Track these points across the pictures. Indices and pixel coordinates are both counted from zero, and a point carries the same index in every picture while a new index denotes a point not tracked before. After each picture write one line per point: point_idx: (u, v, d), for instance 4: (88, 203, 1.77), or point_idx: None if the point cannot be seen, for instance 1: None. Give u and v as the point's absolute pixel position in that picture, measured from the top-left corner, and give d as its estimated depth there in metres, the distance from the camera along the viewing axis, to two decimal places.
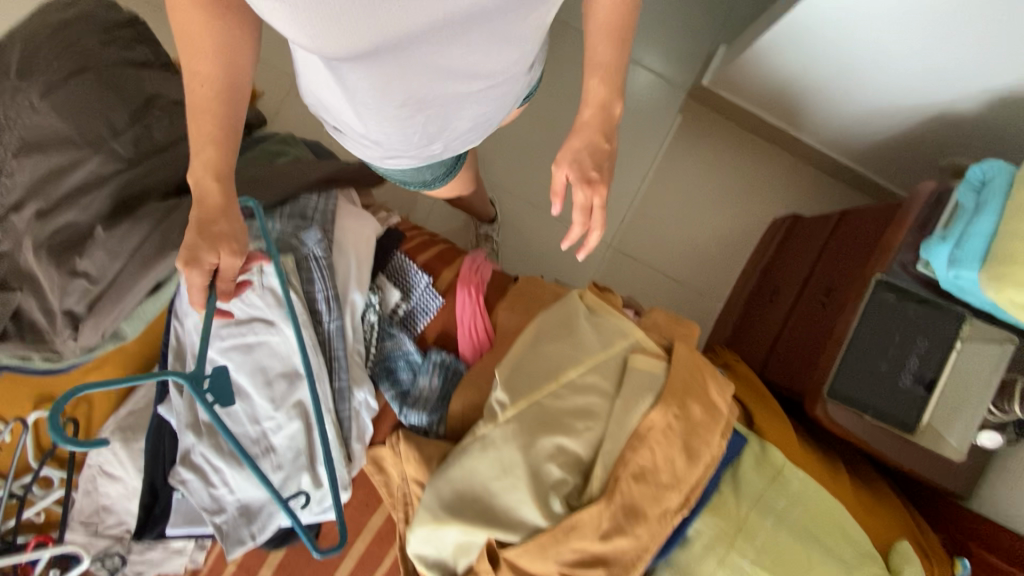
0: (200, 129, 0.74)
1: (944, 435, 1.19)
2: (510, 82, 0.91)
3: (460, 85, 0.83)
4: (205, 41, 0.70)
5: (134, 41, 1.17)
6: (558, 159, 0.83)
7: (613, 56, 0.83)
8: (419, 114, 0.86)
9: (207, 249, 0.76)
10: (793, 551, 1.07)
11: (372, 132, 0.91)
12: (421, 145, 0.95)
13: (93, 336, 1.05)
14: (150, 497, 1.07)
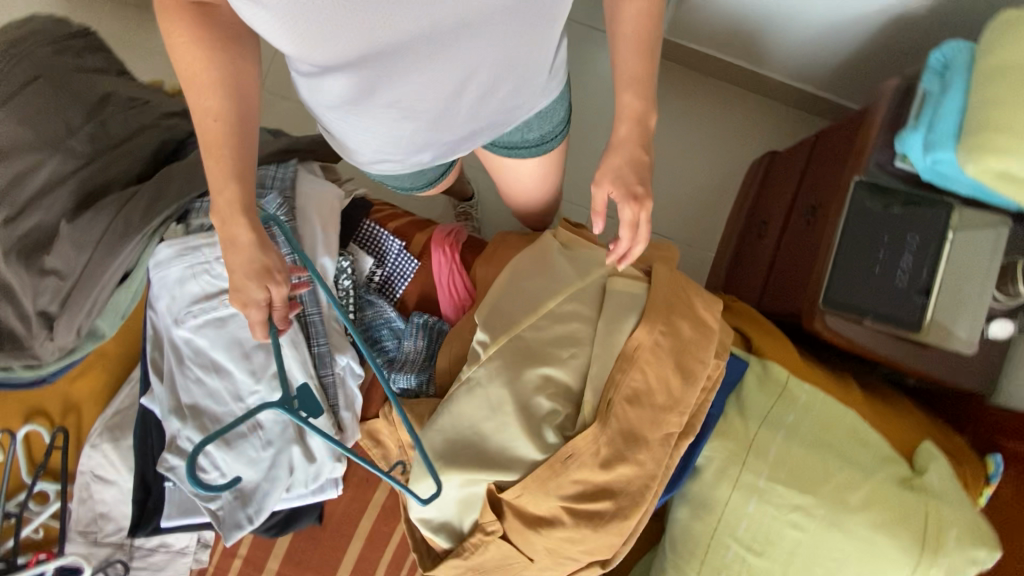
0: (218, 167, 0.68)
1: (951, 329, 1.15)
2: (520, 99, 0.85)
3: (455, 90, 0.77)
4: (208, 75, 0.64)
5: (85, 50, 1.19)
6: (598, 177, 0.75)
7: (642, 66, 0.73)
8: (407, 117, 0.80)
9: (255, 284, 0.72)
10: (808, 463, 0.99)
11: (361, 135, 0.85)
12: (410, 151, 0.88)
13: (69, 335, 1.05)
14: (142, 492, 1.04)
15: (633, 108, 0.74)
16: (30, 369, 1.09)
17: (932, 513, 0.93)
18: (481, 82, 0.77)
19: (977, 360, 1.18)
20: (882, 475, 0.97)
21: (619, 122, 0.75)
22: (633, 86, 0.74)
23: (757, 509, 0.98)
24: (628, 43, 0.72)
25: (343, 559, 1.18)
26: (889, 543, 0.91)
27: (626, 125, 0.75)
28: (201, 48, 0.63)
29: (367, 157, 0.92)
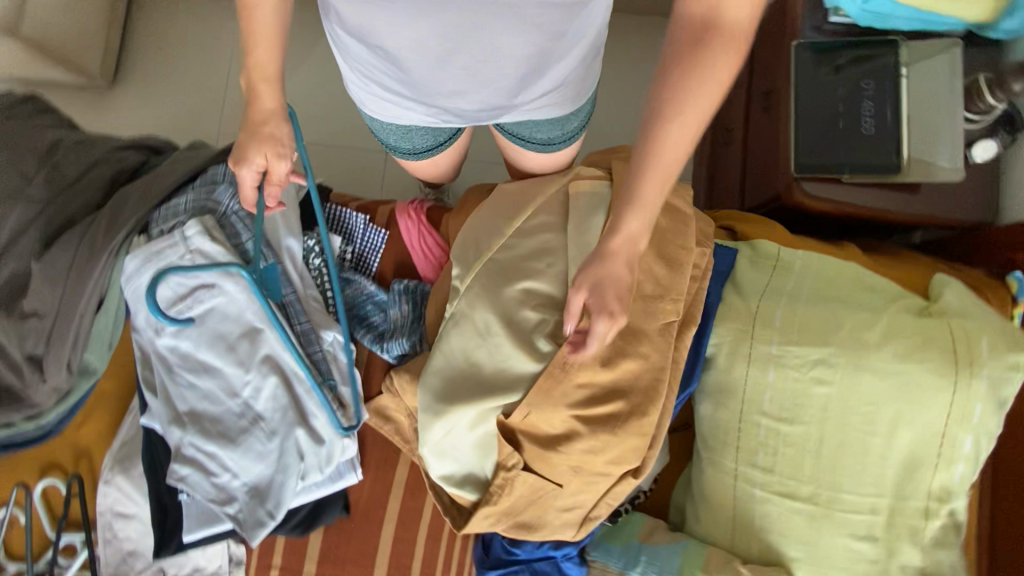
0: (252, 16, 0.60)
1: (931, 161, 1.11)
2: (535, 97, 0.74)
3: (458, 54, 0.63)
4: None
5: (35, 111, 1.24)
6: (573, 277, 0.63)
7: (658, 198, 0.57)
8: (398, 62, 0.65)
9: (254, 148, 0.67)
10: (820, 317, 0.94)
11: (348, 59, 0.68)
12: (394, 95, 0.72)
13: (60, 373, 1.06)
14: (161, 513, 1.03)
15: (644, 169, 0.55)
16: (31, 419, 1.10)
17: (959, 330, 0.87)
18: (494, 63, 0.65)
19: (965, 187, 1.16)
20: (895, 308, 0.93)
21: (635, 181, 0.56)
22: (656, 203, 0.57)
23: (778, 376, 0.93)
24: (676, 141, 0.53)
25: (378, 546, 1.14)
26: (921, 370, 0.85)
27: (637, 211, 0.57)
28: None
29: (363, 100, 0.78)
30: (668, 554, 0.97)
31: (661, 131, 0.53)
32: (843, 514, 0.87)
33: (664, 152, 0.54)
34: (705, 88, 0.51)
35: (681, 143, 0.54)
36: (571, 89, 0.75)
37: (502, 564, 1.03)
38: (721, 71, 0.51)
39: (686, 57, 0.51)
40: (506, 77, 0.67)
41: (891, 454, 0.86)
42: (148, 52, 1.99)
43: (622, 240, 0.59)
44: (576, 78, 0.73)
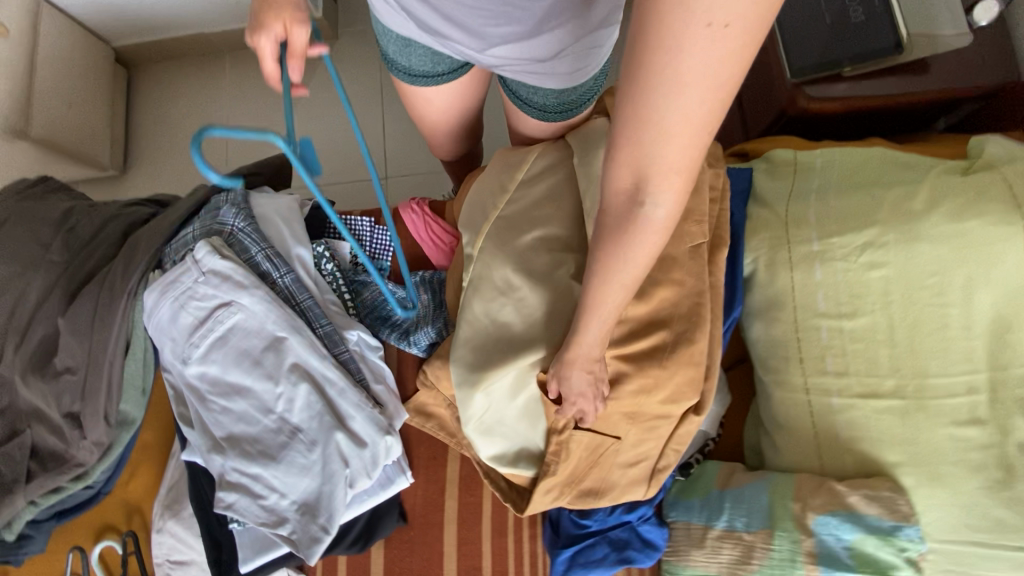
0: None
1: (935, 34, 1.06)
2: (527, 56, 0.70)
3: None
4: None
5: (49, 190, 1.30)
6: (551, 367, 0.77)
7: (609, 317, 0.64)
8: None
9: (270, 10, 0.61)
10: (856, 203, 0.88)
11: None
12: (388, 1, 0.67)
13: (99, 426, 1.05)
14: (214, 548, 0.99)
15: (591, 309, 0.63)
16: (79, 480, 1.09)
17: (1013, 176, 0.80)
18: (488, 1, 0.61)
19: (978, 54, 1.10)
20: (936, 174, 0.86)
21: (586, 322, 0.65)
22: (610, 311, 0.63)
23: (826, 272, 0.86)
24: (617, 289, 0.59)
25: (444, 550, 1.07)
26: (983, 225, 0.78)
27: (595, 324, 0.65)
28: None
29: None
30: (753, 492, 0.88)
31: (601, 263, 0.58)
32: (938, 401, 0.77)
33: (609, 298, 0.61)
34: (642, 244, 0.53)
35: (618, 295, 0.60)
36: (577, 60, 0.71)
37: (577, 540, 0.94)
38: (649, 243, 0.53)
39: (615, 229, 0.53)
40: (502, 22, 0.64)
41: (974, 323, 0.77)
42: (152, 138, 2.11)
43: (583, 349, 0.69)
44: (582, 48, 0.69)
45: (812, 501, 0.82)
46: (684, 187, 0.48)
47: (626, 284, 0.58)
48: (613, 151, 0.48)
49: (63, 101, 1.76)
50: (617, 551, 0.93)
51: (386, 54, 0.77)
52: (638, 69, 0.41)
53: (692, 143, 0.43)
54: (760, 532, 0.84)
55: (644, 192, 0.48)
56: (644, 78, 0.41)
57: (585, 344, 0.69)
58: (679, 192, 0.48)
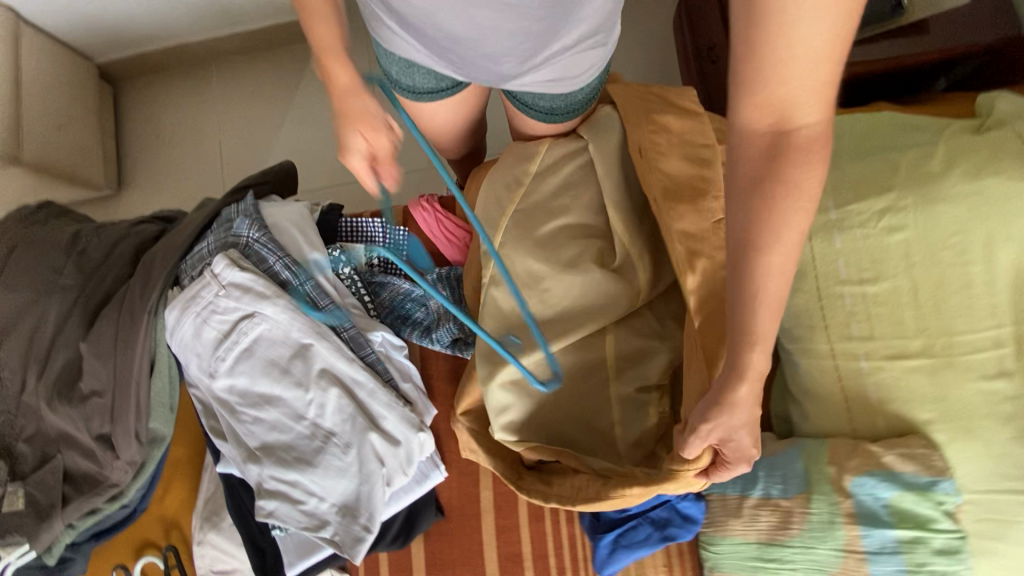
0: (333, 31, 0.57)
1: None
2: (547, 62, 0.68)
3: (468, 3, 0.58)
4: None
5: (53, 215, 1.29)
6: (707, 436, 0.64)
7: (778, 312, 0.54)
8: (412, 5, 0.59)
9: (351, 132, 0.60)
10: (871, 169, 0.88)
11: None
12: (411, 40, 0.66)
13: (131, 446, 1.06)
14: (258, 556, 1.00)
15: (753, 298, 0.53)
16: (114, 500, 1.10)
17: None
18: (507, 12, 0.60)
19: (977, 12, 1.11)
20: (947, 136, 0.87)
21: (739, 334, 0.55)
22: (773, 303, 0.53)
23: (845, 238, 0.86)
24: (780, 261, 0.51)
25: (483, 540, 1.08)
26: (1000, 182, 0.79)
27: (767, 322, 0.54)
28: None
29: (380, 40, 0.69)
30: (787, 460, 0.89)
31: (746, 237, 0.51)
32: (964, 357, 0.79)
33: (769, 283, 0.52)
34: (796, 180, 0.48)
35: (778, 267, 0.51)
36: (586, 58, 0.71)
37: (618, 522, 0.94)
38: (807, 172, 0.48)
39: (753, 176, 0.50)
40: (514, 46, 0.65)
41: (997, 278, 0.78)
42: (143, 154, 2.08)
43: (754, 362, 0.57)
44: (583, 62, 0.71)
45: (848, 464, 0.84)
46: (830, 94, 0.44)
47: (785, 246, 0.50)
48: (737, 103, 0.47)
49: (52, 122, 1.73)
50: (658, 529, 0.94)
51: (389, 72, 0.76)
52: (752, 19, 0.41)
53: (826, 68, 0.42)
54: (799, 498, 0.86)
55: (785, 116, 0.46)
56: (763, 23, 0.41)
57: (751, 341, 0.55)
58: (823, 111, 0.45)
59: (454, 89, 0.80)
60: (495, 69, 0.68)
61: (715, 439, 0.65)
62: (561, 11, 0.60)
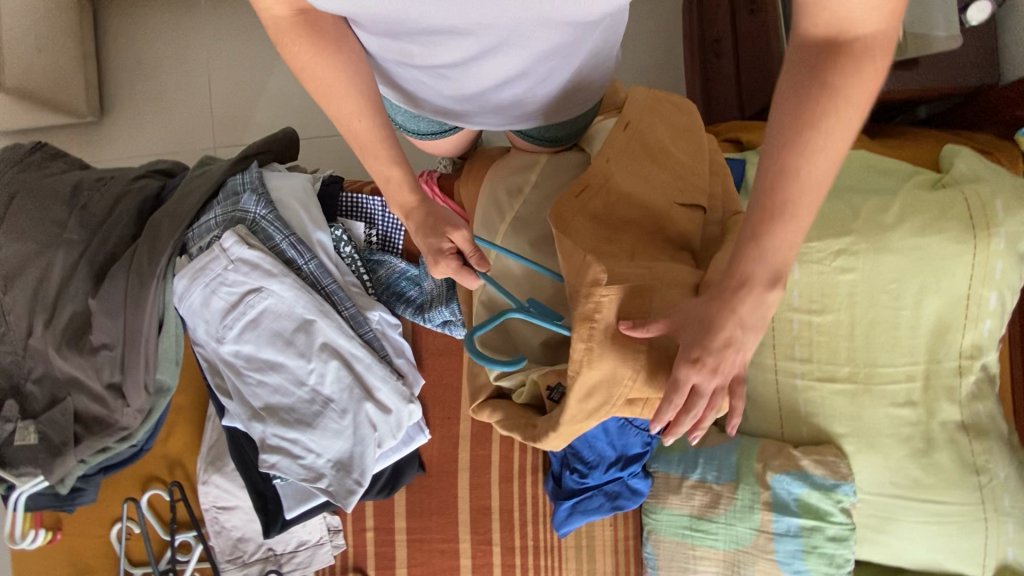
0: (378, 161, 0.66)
1: (929, 33, 1.09)
2: (566, 89, 0.78)
3: (506, 65, 0.67)
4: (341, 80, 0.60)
5: (47, 159, 1.28)
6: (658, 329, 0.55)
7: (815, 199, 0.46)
8: (457, 73, 0.69)
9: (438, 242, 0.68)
10: (835, 210, 0.97)
11: (420, 74, 0.71)
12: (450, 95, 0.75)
13: (140, 396, 1.14)
14: (260, 499, 1.14)
15: (761, 208, 0.48)
16: (123, 440, 1.20)
17: (973, 195, 0.90)
18: (539, 63, 0.69)
19: (963, 55, 1.17)
20: (909, 187, 0.96)
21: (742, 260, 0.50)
22: (781, 216, 0.47)
23: (803, 271, 0.97)
24: (823, 146, 0.44)
25: (458, 494, 1.24)
26: (941, 241, 0.89)
27: (786, 223, 0.47)
28: (319, 53, 0.58)
29: (418, 98, 0.79)
30: (724, 452, 1.05)
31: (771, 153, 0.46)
32: (880, 385, 0.93)
33: (787, 193, 0.46)
34: (845, 98, 0.43)
35: (808, 177, 0.45)
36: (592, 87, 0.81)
37: (576, 492, 1.10)
38: (856, 80, 0.42)
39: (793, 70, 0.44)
40: (540, 81, 0.74)
41: (921, 323, 0.91)
42: (126, 79, 1.98)
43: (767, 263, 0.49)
44: (576, 104, 0.84)
45: (773, 462, 1.00)
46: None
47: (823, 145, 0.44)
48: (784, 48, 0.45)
49: (31, 44, 1.64)
50: (610, 500, 1.10)
51: (397, 122, 0.92)
52: None
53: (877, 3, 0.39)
54: (726, 486, 1.03)
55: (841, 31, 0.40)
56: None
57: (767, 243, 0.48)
58: (890, 15, 0.39)
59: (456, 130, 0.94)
60: (508, 108, 0.78)
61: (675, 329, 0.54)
62: (573, 63, 0.72)
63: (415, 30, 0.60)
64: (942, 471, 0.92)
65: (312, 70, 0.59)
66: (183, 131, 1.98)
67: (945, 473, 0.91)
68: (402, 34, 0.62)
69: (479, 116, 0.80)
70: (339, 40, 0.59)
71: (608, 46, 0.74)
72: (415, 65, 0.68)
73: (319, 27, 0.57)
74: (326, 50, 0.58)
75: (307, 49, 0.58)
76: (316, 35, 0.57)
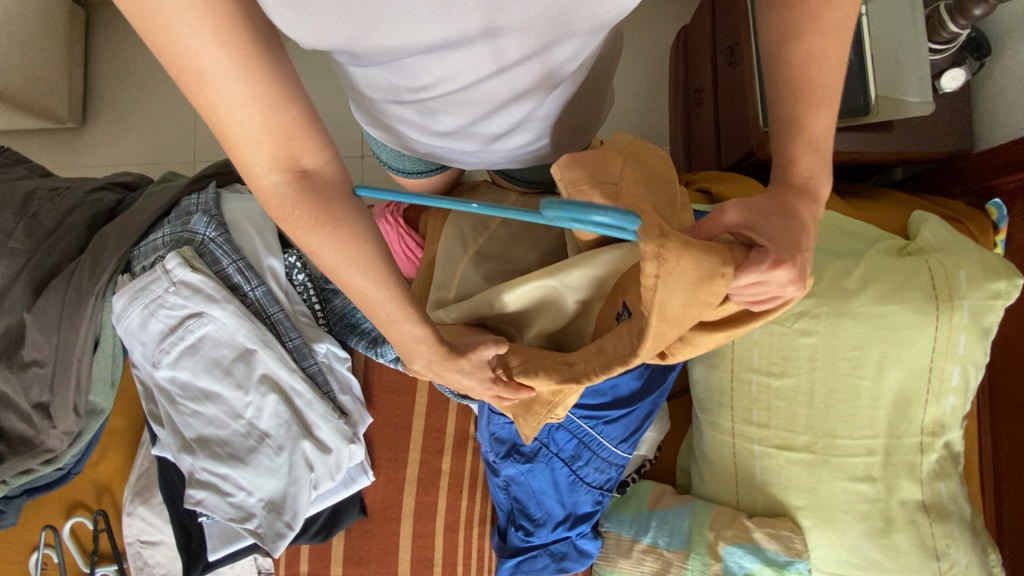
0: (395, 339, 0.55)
1: (901, 97, 1.08)
2: (567, 112, 0.75)
3: (505, 91, 0.63)
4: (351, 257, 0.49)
5: (5, 165, 1.25)
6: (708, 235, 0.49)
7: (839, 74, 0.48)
8: (454, 105, 0.65)
9: None
10: None
11: (414, 110, 0.68)
12: (449, 131, 0.71)
13: (68, 418, 1.08)
14: (184, 536, 1.07)
15: (793, 88, 0.48)
16: (49, 463, 1.13)
17: (937, 264, 0.88)
18: (535, 88, 0.65)
19: (938, 120, 1.17)
20: (874, 252, 0.93)
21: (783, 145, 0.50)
22: (817, 96, 0.48)
23: (764, 332, 0.94)
24: (832, 29, 0.46)
25: (400, 541, 1.18)
26: (905, 310, 0.86)
27: (817, 115, 0.49)
28: (327, 228, 0.47)
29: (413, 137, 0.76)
30: (676, 516, 1.00)
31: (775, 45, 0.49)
32: (839, 458, 0.89)
33: (820, 70, 0.48)
34: None
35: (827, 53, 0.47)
36: (590, 106, 0.78)
37: (521, 550, 1.06)
38: None
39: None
40: (539, 109, 0.70)
41: (881, 395, 0.87)
42: (112, 88, 1.97)
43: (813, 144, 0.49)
44: (584, 126, 0.81)
45: (724, 532, 0.94)
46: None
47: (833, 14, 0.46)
48: None
49: (14, 48, 1.63)
50: (555, 561, 1.04)
51: (382, 159, 0.90)
52: None
53: None
54: (676, 553, 0.97)
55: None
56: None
57: (811, 110, 0.49)
58: None
59: (439, 172, 0.92)
60: (512, 135, 0.74)
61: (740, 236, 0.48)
62: (569, 82, 0.69)
63: (404, 60, 0.57)
64: (900, 553, 0.86)
65: (316, 241, 0.47)
66: (164, 144, 1.96)
67: (904, 557, 0.86)
68: (392, 66, 0.59)
69: (480, 149, 0.76)
70: (344, 200, 0.47)
71: (585, 80, 0.72)
72: (405, 98, 0.65)
73: (323, 190, 0.46)
74: (332, 227, 0.47)
75: (311, 225, 0.46)
76: (319, 204, 0.45)
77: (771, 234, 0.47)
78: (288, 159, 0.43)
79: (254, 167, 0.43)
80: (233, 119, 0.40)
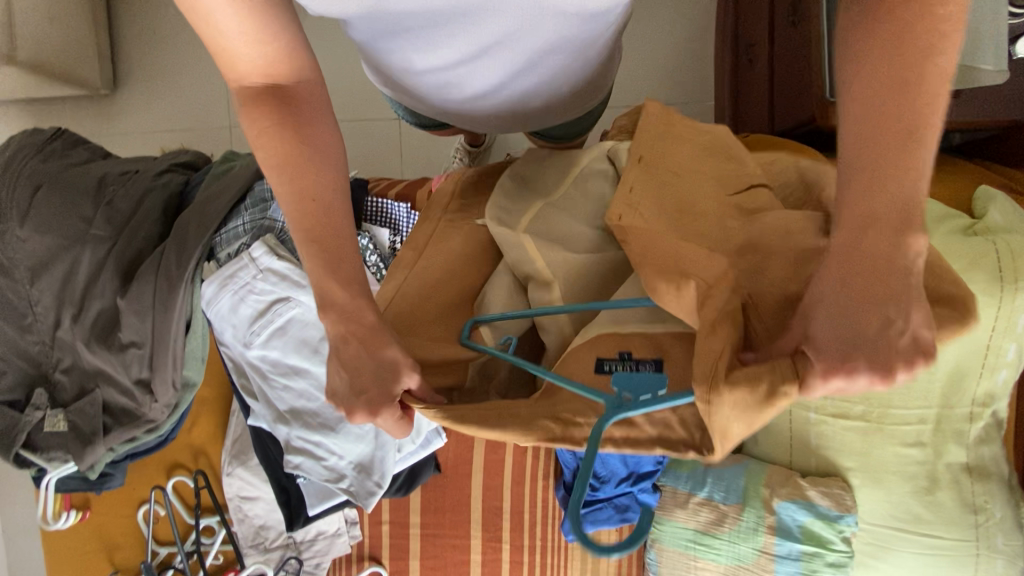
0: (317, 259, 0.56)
1: (976, 65, 1.05)
2: (571, 82, 0.78)
3: (505, 62, 0.68)
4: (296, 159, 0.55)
5: (69, 147, 1.28)
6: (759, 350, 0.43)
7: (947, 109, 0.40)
8: (460, 75, 0.70)
9: None
10: None
11: (423, 80, 0.73)
12: (454, 98, 0.76)
13: (167, 392, 1.16)
14: (283, 494, 1.18)
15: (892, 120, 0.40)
16: (150, 431, 1.23)
17: (1003, 245, 0.91)
18: (537, 58, 0.69)
19: (1009, 86, 1.14)
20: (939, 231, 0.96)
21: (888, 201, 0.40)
22: (918, 131, 0.39)
23: None
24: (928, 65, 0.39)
25: (472, 493, 1.30)
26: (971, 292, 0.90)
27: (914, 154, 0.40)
28: (283, 129, 0.54)
29: (423, 103, 0.80)
30: (732, 474, 1.10)
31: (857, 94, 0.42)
32: (892, 425, 0.96)
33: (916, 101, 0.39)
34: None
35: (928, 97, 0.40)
36: (596, 75, 0.80)
37: (587, 503, 1.16)
38: None
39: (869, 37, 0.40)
40: (544, 79, 0.74)
41: (938, 369, 0.93)
42: (136, 51, 1.91)
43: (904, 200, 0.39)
44: (587, 92, 0.83)
45: (779, 490, 1.05)
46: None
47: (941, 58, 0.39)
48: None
49: (43, 17, 1.58)
50: (619, 512, 1.15)
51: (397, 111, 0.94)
52: None
53: None
54: (733, 507, 1.07)
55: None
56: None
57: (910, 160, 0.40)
58: None
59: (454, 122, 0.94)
60: (517, 102, 0.77)
61: (802, 342, 0.40)
62: (580, 55, 0.71)
63: (412, 24, 0.63)
64: (942, 508, 0.95)
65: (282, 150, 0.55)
66: (199, 109, 1.93)
67: (946, 511, 0.95)
68: (403, 37, 0.65)
69: (487, 115, 0.80)
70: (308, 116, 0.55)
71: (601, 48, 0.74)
72: (415, 69, 0.71)
73: (288, 99, 0.55)
74: (290, 127, 0.55)
75: (267, 117, 0.54)
76: (280, 108, 0.54)
77: (827, 344, 0.39)
78: (266, 70, 0.53)
79: (237, 64, 0.53)
80: (224, 43, 0.51)
